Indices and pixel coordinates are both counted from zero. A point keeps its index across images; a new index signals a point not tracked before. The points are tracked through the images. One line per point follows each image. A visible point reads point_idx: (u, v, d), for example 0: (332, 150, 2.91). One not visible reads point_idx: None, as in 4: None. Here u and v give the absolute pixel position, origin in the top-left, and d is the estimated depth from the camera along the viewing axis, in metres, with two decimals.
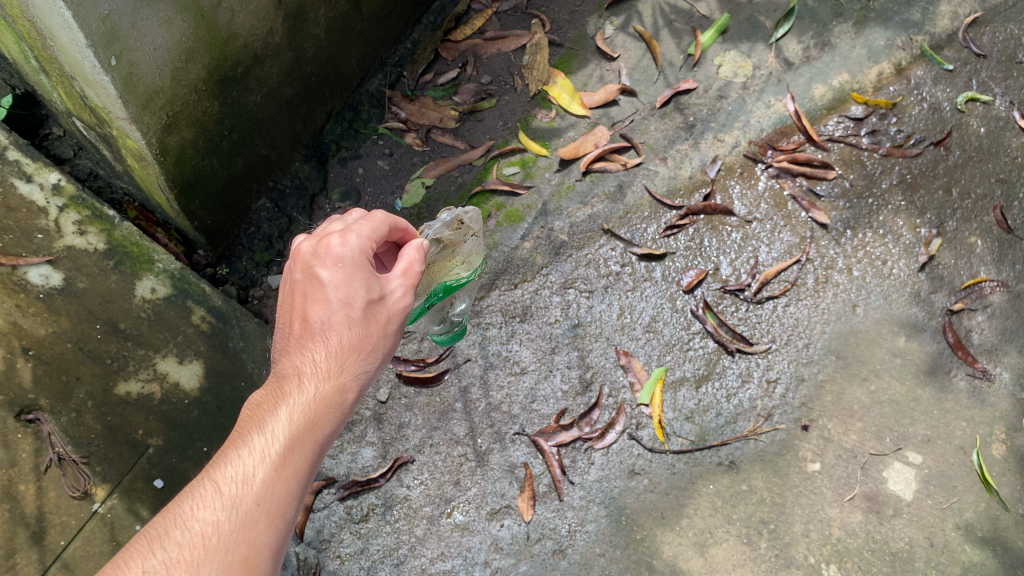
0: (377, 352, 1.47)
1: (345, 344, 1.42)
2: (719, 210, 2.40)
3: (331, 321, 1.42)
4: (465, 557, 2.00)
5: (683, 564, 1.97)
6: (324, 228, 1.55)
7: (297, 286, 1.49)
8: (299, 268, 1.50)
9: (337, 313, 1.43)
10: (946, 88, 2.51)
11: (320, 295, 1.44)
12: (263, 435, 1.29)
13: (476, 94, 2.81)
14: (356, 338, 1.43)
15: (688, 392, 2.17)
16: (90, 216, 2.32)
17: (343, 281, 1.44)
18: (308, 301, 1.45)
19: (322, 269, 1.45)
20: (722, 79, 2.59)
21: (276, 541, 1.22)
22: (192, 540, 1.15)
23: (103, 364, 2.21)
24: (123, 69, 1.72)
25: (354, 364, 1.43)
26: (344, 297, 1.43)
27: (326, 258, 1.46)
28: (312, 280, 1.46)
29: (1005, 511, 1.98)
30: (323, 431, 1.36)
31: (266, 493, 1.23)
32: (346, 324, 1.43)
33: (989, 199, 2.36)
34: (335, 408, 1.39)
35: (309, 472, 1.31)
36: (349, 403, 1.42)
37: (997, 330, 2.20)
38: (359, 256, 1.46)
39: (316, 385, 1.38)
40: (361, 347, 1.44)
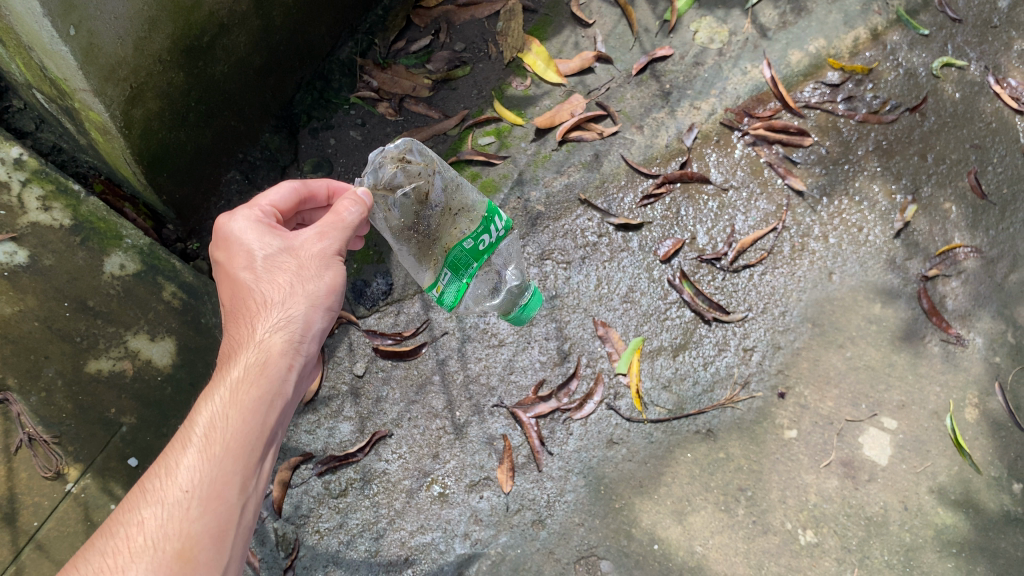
0: (296, 295, 1.45)
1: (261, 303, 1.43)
2: (696, 178, 2.39)
3: (239, 288, 1.46)
4: (445, 529, 2.00)
5: (662, 532, 1.99)
6: None
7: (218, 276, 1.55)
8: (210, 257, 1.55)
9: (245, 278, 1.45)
10: (923, 53, 2.50)
11: (223, 273, 1.50)
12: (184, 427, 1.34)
13: (450, 61, 2.75)
14: (274, 295, 1.44)
15: (665, 361, 2.18)
16: (55, 191, 2.24)
17: (240, 249, 1.47)
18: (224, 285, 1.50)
19: (218, 247, 1.50)
20: (699, 45, 2.56)
21: (213, 523, 1.26)
22: (118, 544, 1.20)
23: (72, 343, 2.17)
24: (82, 38, 1.67)
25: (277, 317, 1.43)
26: (246, 263, 1.46)
27: (222, 238, 1.50)
28: (218, 258, 1.51)
29: (978, 474, 2.00)
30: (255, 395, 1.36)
31: (187, 477, 1.27)
32: (256, 283, 1.45)
33: (963, 164, 2.37)
34: (266, 364, 1.40)
35: (242, 442, 1.33)
36: (288, 361, 1.43)
37: (971, 295, 2.21)
38: (243, 219, 1.49)
39: (238, 357, 1.41)
40: (274, 302, 1.44)
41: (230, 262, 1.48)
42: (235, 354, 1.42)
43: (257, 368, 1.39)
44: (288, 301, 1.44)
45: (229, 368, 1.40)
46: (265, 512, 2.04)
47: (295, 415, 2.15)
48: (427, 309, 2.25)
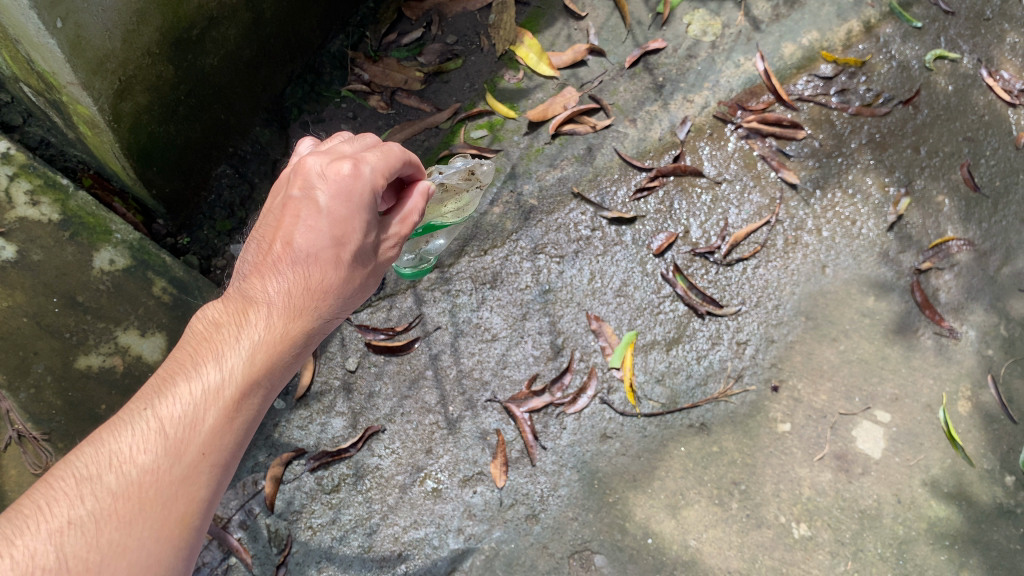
0: (346, 291, 1.43)
1: (324, 282, 1.39)
2: (689, 171, 2.38)
3: (317, 251, 1.37)
4: (438, 524, 1.99)
5: (656, 526, 1.99)
6: (338, 144, 1.44)
7: (291, 200, 1.40)
8: (299, 183, 1.39)
9: (325, 248, 1.37)
10: (916, 45, 2.50)
11: (306, 219, 1.37)
12: (214, 372, 1.26)
13: (442, 54, 2.73)
14: (337, 279, 1.40)
15: (659, 354, 2.17)
16: (43, 186, 2.22)
17: (344, 220, 1.37)
18: (298, 222, 1.38)
19: (328, 196, 1.36)
20: (692, 38, 2.55)
21: (211, 496, 1.23)
22: (128, 490, 1.13)
23: (62, 339, 2.15)
24: (70, 31, 1.65)
25: (325, 303, 1.40)
26: (338, 234, 1.38)
27: (341, 190, 1.36)
28: (313, 202, 1.37)
29: (971, 467, 2.00)
30: (278, 372, 1.34)
31: (212, 439, 1.22)
32: (331, 264, 1.39)
33: (956, 157, 2.37)
34: (296, 348, 1.37)
35: (254, 417, 1.30)
36: (308, 342, 1.40)
37: (964, 288, 2.21)
38: (370, 192, 1.37)
39: (280, 322, 1.35)
40: (331, 288, 1.40)
41: (333, 216, 1.37)
42: (279, 316, 1.35)
43: (291, 349, 1.36)
44: (339, 295, 1.42)
45: (271, 330, 1.33)
46: (257, 509, 2.03)
47: (286, 411, 2.13)
48: (419, 304, 2.24)
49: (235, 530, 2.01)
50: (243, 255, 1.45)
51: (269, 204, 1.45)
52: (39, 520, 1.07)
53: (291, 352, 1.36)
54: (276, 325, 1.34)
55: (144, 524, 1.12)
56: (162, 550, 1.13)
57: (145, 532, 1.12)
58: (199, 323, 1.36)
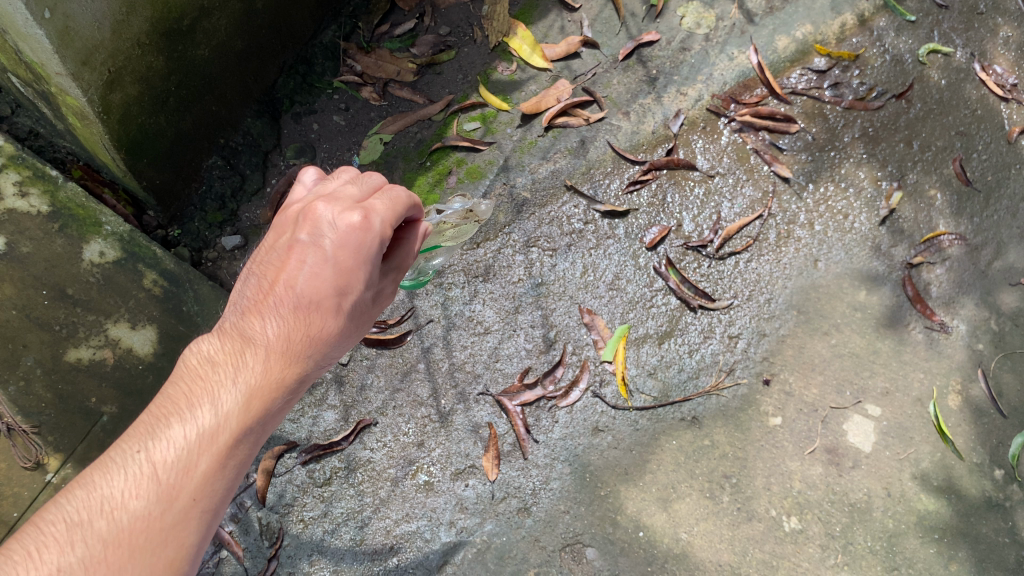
0: (345, 333, 1.38)
1: (322, 330, 1.33)
2: (682, 164, 2.38)
3: (319, 300, 1.32)
4: (430, 517, 1.99)
5: (647, 519, 1.99)
6: (345, 190, 1.39)
7: (296, 244, 1.33)
8: (307, 227, 1.33)
9: (328, 296, 1.32)
10: (909, 39, 2.49)
11: (310, 264, 1.31)
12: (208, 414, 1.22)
13: (435, 45, 2.69)
14: (334, 328, 1.35)
15: (651, 348, 2.17)
16: (32, 177, 2.18)
17: (348, 268, 1.32)
18: (302, 267, 1.32)
19: (334, 243, 1.31)
20: (686, 30, 2.54)
21: (200, 541, 1.19)
22: (118, 537, 1.10)
23: (51, 331, 2.10)
24: (58, 22, 1.65)
25: (323, 351, 1.35)
26: (342, 283, 1.32)
27: (348, 242, 1.31)
28: (318, 249, 1.31)
29: (960, 461, 2.01)
30: (273, 417, 1.30)
31: (205, 484, 1.18)
32: (332, 311, 1.33)
33: (949, 151, 2.37)
34: (290, 392, 1.33)
35: (246, 460, 1.27)
36: (303, 385, 1.36)
37: (955, 282, 2.22)
38: (377, 244, 1.33)
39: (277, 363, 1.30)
40: (329, 333, 1.35)
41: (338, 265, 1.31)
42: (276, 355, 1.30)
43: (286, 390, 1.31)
44: (338, 338, 1.37)
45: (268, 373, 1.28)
46: (249, 502, 2.05)
47: None
48: (411, 297, 2.24)
49: (227, 523, 2.02)
50: (243, 288, 1.38)
51: (274, 240, 1.39)
52: (28, 566, 1.04)
53: (287, 396, 1.32)
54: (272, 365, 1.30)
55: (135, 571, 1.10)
56: None
57: None
58: (194, 358, 1.30)
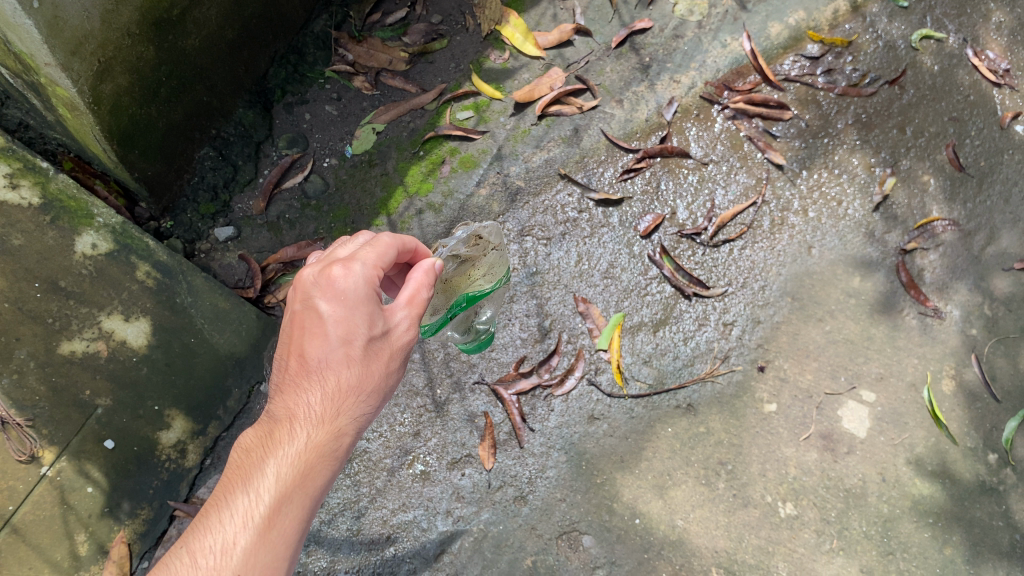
0: (372, 386, 1.41)
1: (344, 386, 1.37)
2: (676, 152, 2.37)
3: (328, 358, 1.37)
4: (427, 507, 2.00)
5: (643, 506, 1.99)
6: (330, 255, 1.47)
7: (297, 318, 1.41)
8: (299, 298, 1.42)
9: (337, 351, 1.37)
10: (902, 25, 2.49)
11: (311, 330, 1.38)
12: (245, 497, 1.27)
13: (426, 34, 2.68)
14: (356, 379, 1.38)
15: (646, 336, 2.18)
16: (22, 169, 2.09)
17: (345, 316, 1.37)
18: (307, 336, 1.39)
19: (324, 300, 1.37)
20: (678, 18, 2.54)
21: None
22: None
23: (44, 325, 2.04)
24: (46, 11, 1.64)
25: (352, 407, 1.38)
26: (344, 334, 1.36)
27: (336, 291, 1.37)
28: (313, 312, 1.38)
29: (954, 445, 2.02)
30: (314, 482, 1.32)
31: (250, 556, 1.20)
32: (344, 363, 1.37)
33: (942, 137, 2.37)
34: (328, 456, 1.35)
35: (295, 531, 1.28)
36: (344, 448, 1.38)
37: (948, 267, 2.22)
38: (364, 287, 1.38)
39: (304, 432, 1.35)
40: (351, 387, 1.38)
41: (338, 319, 1.37)
42: (301, 427, 1.35)
43: (322, 456, 1.35)
44: (364, 391, 1.39)
45: (295, 444, 1.33)
46: None
47: None
48: None
49: None
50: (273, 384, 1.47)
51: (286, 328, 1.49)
52: None
53: (324, 460, 1.35)
54: (299, 435, 1.35)
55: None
56: None
57: None
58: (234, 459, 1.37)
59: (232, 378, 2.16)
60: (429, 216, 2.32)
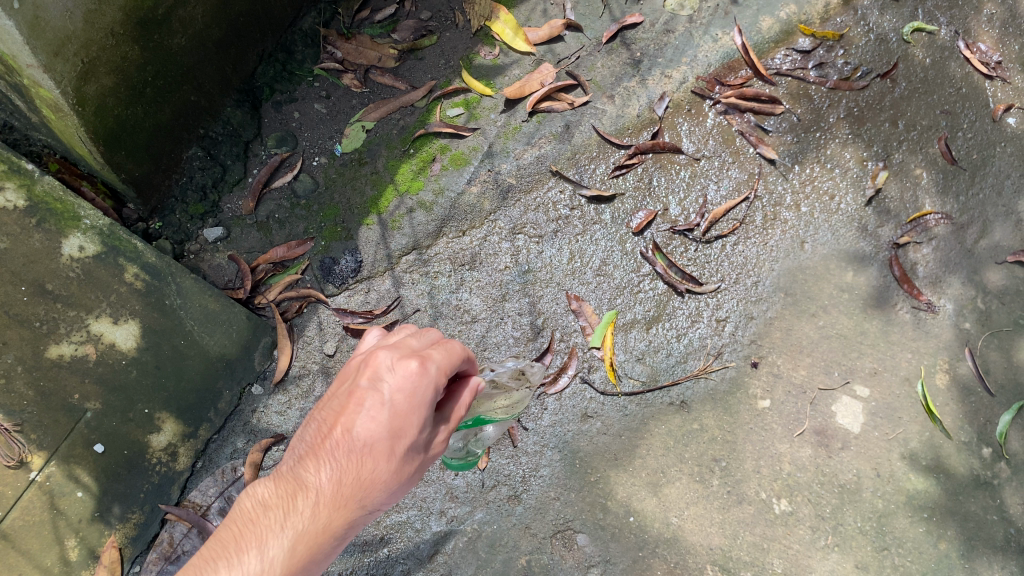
0: (397, 482, 1.24)
1: (376, 479, 1.20)
2: (668, 148, 2.36)
3: (375, 447, 1.19)
4: (420, 507, 2.00)
5: (638, 504, 1.99)
6: (402, 339, 1.29)
7: (355, 392, 1.23)
8: (366, 372, 1.23)
9: (384, 441, 1.19)
10: (894, 17, 2.48)
11: (364, 410, 1.20)
12: (256, 561, 1.09)
13: (416, 30, 2.66)
14: (388, 475, 1.21)
15: (639, 333, 2.17)
16: (6, 171, 2.07)
17: (404, 411, 1.20)
18: (357, 411, 1.20)
19: (392, 387, 1.20)
20: (669, 12, 2.53)
21: None
22: None
23: (32, 328, 2.03)
24: (27, 11, 1.66)
25: (375, 499, 1.21)
26: (398, 428, 1.20)
27: (405, 387, 1.20)
28: (376, 393, 1.20)
29: (948, 440, 2.01)
30: (314, 567, 1.16)
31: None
32: (385, 456, 1.20)
33: (934, 130, 2.36)
34: (336, 543, 1.19)
35: None
36: (350, 536, 1.22)
37: (941, 261, 2.22)
38: (434, 394, 1.21)
39: (327, 512, 1.17)
40: (381, 482, 1.21)
41: (397, 412, 1.19)
42: (327, 504, 1.18)
43: (334, 541, 1.18)
44: (390, 487, 1.23)
45: (318, 521, 1.16)
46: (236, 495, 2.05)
47: (264, 396, 2.15)
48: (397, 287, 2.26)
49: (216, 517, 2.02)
50: (301, 436, 1.28)
51: (335, 388, 1.29)
52: None
53: (331, 546, 1.18)
54: (322, 514, 1.17)
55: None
56: None
57: None
58: (247, 506, 1.20)
59: (223, 379, 2.13)
60: (420, 215, 2.31)
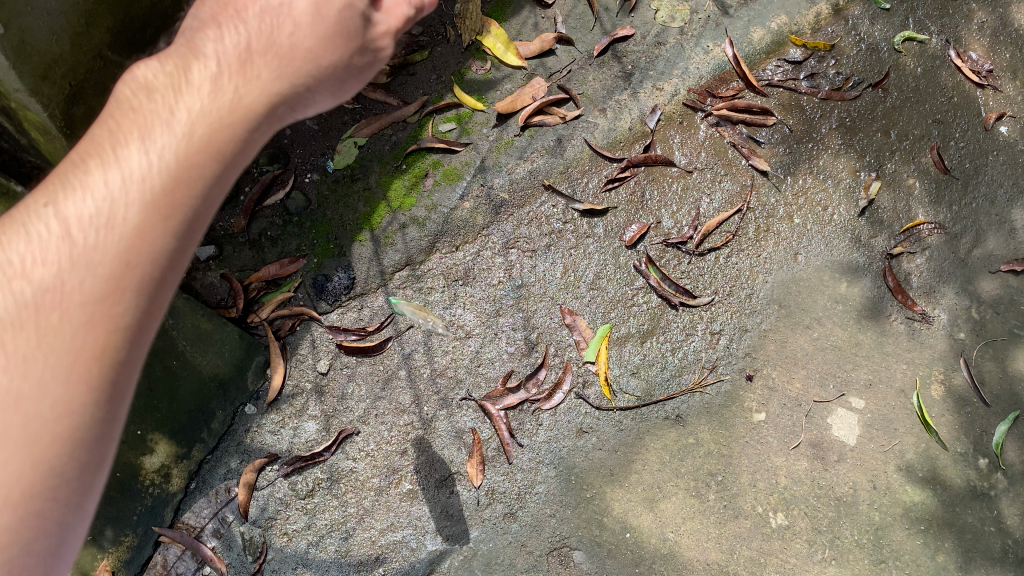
0: (327, 68, 1.14)
1: (296, 45, 1.10)
2: (660, 161, 2.36)
3: (288, 9, 1.10)
4: (416, 526, 1.99)
5: (634, 520, 1.98)
6: None
7: (251, 28, 1.10)
8: (264, 7, 1.11)
9: (301, 12, 1.11)
10: (884, 27, 2.50)
11: (289, 24, 1.10)
12: (137, 154, 0.97)
13: (407, 45, 2.59)
14: (314, 36, 1.12)
15: (633, 347, 2.16)
16: None
17: None
18: (265, 40, 1.09)
19: (300, 38, 1.11)
20: (659, 24, 2.52)
21: (137, 329, 0.96)
22: (26, 311, 0.90)
23: None
24: (13, 36, 1.63)
25: (295, 73, 1.10)
26: (321, 3, 1.12)
27: None
28: (289, 17, 1.10)
29: (944, 451, 2.01)
30: (223, 157, 1.03)
31: (141, 238, 0.95)
32: (305, 43, 1.11)
33: (926, 140, 2.37)
34: (249, 124, 1.05)
35: (189, 239, 1.01)
36: (265, 121, 1.08)
37: (935, 271, 2.22)
38: None
39: (231, 83, 1.05)
40: (303, 47, 1.11)
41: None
42: (229, 76, 1.05)
43: (250, 122, 1.05)
44: (317, 60, 1.12)
45: (221, 98, 1.03)
46: (231, 516, 2.04)
47: (258, 416, 2.14)
48: (390, 303, 2.24)
49: (210, 539, 2.02)
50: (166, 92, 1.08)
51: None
52: None
53: (237, 121, 1.04)
54: (225, 87, 1.04)
55: (44, 364, 0.90)
56: (74, 400, 0.91)
57: (50, 373, 0.90)
58: (127, 85, 1.02)
59: (216, 400, 2.13)
60: (413, 230, 2.31)
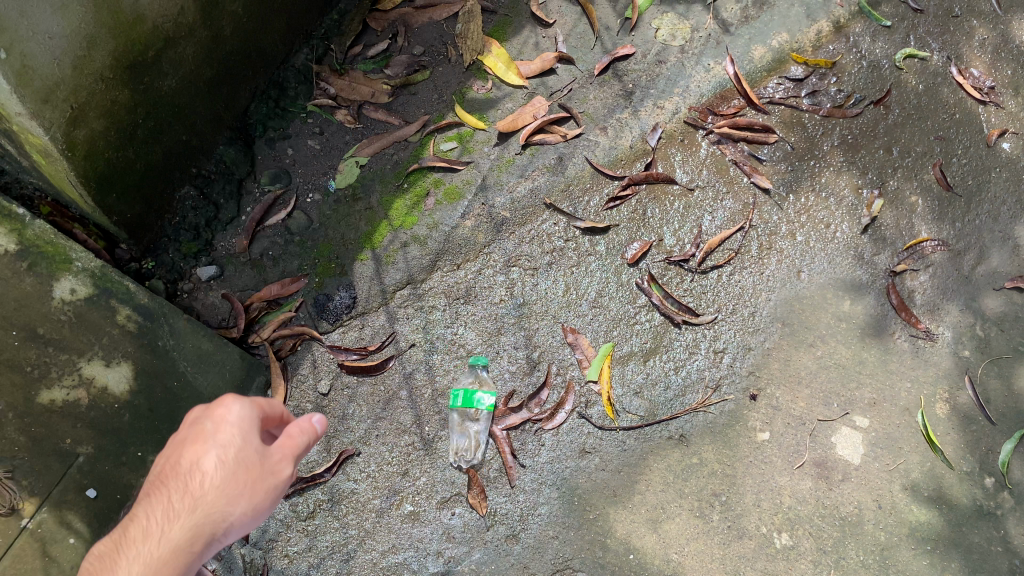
0: (252, 516, 1.21)
1: (206, 486, 1.17)
2: (662, 179, 2.36)
3: (195, 462, 1.18)
4: (418, 547, 1.98)
5: (637, 541, 1.97)
6: (203, 418, 1.24)
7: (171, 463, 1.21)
8: (179, 470, 1.19)
9: (206, 467, 1.18)
10: (885, 44, 2.50)
11: (197, 466, 1.18)
12: None
13: (408, 66, 2.65)
14: (219, 478, 1.18)
15: (636, 366, 2.15)
16: None
17: (227, 447, 1.20)
18: (183, 450, 1.21)
19: (206, 480, 1.17)
20: (661, 42, 2.53)
21: None
22: None
23: (23, 373, 2.01)
24: (15, 61, 1.65)
25: (219, 515, 1.17)
26: (218, 452, 1.19)
27: (208, 429, 1.21)
28: (195, 471, 1.18)
29: (950, 470, 1.99)
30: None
31: None
32: (219, 499, 1.17)
33: (928, 156, 2.36)
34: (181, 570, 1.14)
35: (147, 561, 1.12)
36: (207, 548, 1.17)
37: (939, 288, 2.21)
38: (252, 429, 1.23)
39: (157, 527, 1.15)
40: (220, 491, 1.17)
41: (215, 450, 1.19)
42: (154, 527, 1.15)
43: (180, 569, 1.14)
44: (242, 516, 1.19)
45: (146, 548, 1.13)
46: (232, 539, 2.02)
47: None
48: (392, 322, 2.24)
49: (211, 561, 2.00)
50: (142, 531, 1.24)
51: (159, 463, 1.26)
52: None
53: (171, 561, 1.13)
54: (149, 535, 1.15)
55: None
56: None
57: None
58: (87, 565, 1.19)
59: None
60: (414, 249, 2.29)
